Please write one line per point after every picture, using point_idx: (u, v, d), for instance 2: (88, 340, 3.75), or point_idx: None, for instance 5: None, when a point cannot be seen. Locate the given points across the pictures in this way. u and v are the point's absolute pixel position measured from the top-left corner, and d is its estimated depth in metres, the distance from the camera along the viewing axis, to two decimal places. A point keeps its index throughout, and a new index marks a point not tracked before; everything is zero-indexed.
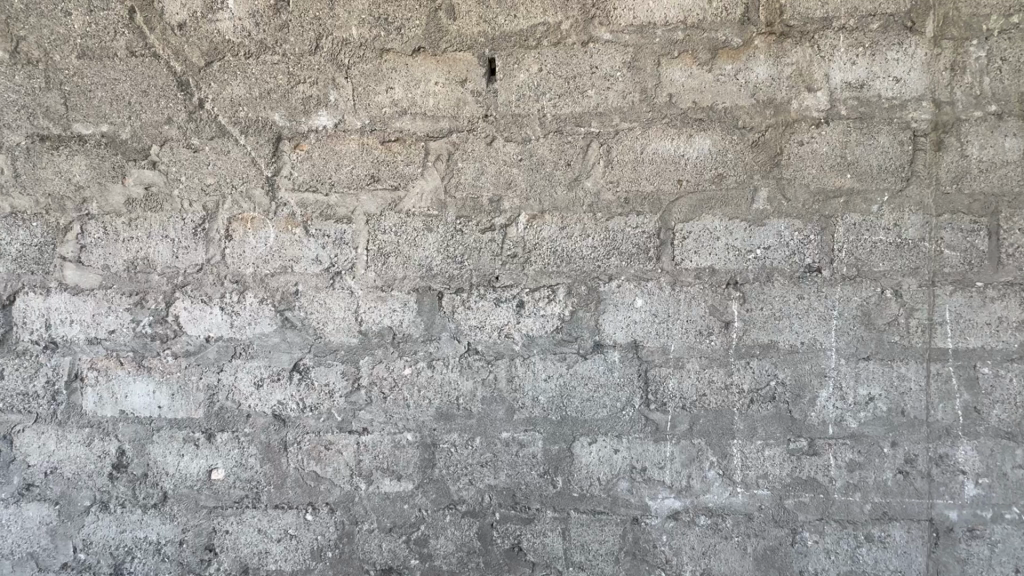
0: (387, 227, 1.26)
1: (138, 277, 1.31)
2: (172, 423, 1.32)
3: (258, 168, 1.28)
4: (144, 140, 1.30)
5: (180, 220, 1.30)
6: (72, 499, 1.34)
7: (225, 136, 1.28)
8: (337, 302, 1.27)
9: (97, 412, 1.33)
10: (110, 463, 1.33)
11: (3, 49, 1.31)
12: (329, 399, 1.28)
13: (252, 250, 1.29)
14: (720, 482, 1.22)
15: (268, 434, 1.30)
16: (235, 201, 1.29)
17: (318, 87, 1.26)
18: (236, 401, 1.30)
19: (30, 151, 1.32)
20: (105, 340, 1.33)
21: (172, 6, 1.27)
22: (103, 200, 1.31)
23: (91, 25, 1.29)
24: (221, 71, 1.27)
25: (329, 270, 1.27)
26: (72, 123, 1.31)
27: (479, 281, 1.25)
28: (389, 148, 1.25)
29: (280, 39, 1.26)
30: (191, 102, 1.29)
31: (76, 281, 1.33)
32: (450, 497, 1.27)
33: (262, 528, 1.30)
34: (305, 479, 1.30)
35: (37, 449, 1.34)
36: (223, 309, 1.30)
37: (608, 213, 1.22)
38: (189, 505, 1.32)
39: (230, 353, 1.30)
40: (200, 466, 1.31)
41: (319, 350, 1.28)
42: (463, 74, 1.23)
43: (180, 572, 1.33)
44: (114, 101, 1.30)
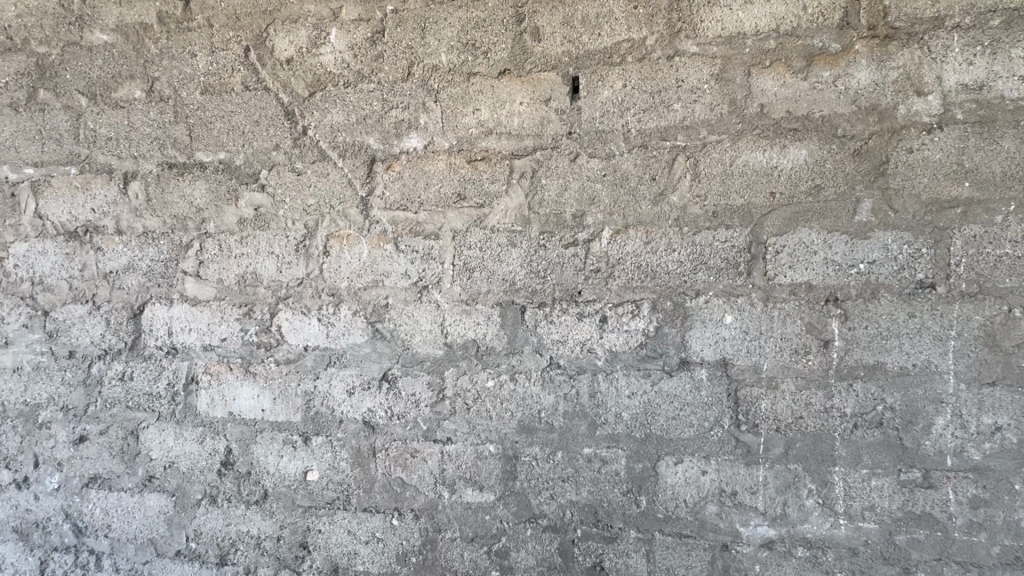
0: (473, 243, 1.30)
1: (247, 290, 1.44)
2: (273, 426, 1.42)
3: (354, 188, 1.36)
4: (255, 165, 1.43)
5: (284, 238, 1.41)
6: (185, 492, 1.47)
7: (326, 159, 1.38)
8: (424, 315, 1.33)
9: (209, 412, 1.46)
10: (219, 460, 1.45)
11: (141, 89, 1.49)
12: (415, 408, 1.33)
13: (347, 265, 1.37)
14: (820, 512, 1.15)
15: (359, 440, 1.37)
16: (333, 219, 1.38)
17: (409, 111, 1.33)
18: (330, 407, 1.38)
19: (160, 178, 1.48)
20: (218, 347, 1.46)
21: (282, 43, 1.40)
22: (219, 220, 1.45)
23: (213, 65, 1.45)
24: (322, 100, 1.38)
25: (417, 284, 1.33)
26: (195, 151, 1.46)
27: (562, 295, 1.26)
28: (475, 167, 1.30)
29: (376, 68, 1.35)
30: (296, 130, 1.40)
31: (194, 294, 1.47)
32: (531, 511, 1.28)
33: (351, 529, 1.37)
34: (392, 485, 1.35)
35: (158, 444, 1.49)
36: (320, 321, 1.39)
37: (695, 227, 1.20)
38: (286, 503, 1.41)
39: (326, 361, 1.39)
40: (297, 466, 1.40)
41: (407, 361, 1.34)
42: (547, 93, 1.26)
43: (277, 567, 1.41)
44: (231, 131, 1.44)
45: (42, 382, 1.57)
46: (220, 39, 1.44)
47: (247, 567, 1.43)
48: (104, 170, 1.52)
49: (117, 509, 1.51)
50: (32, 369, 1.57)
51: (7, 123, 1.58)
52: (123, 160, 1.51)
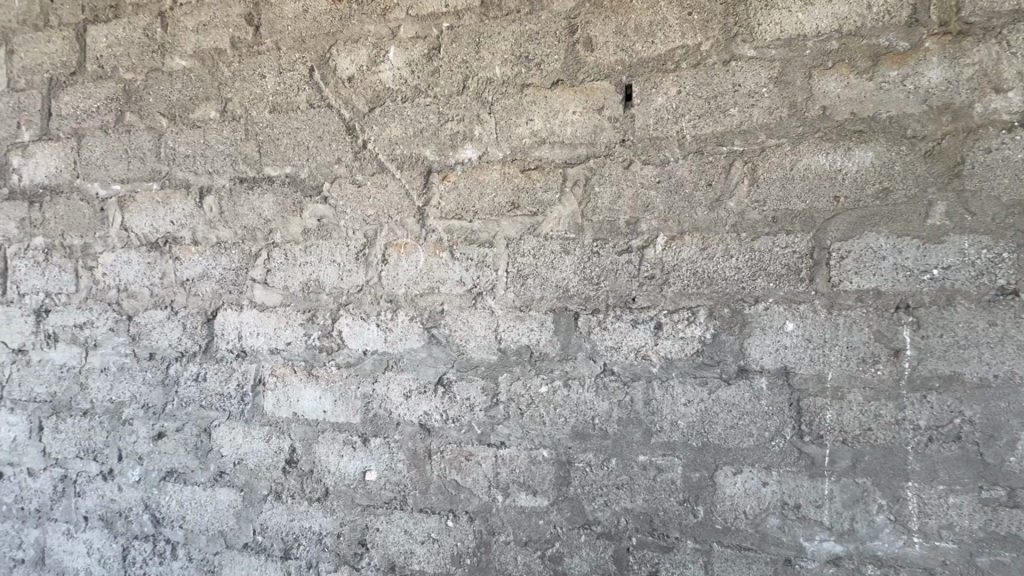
0: (526, 250, 1.32)
1: (310, 296, 1.51)
2: (334, 426, 1.48)
3: (411, 199, 1.42)
4: (318, 178, 1.51)
5: (345, 247, 1.48)
6: (253, 487, 1.56)
7: (384, 171, 1.44)
8: (479, 321, 1.36)
9: (275, 412, 1.54)
10: (284, 458, 1.53)
11: (215, 110, 1.60)
12: (470, 412, 1.37)
13: (405, 273, 1.42)
14: (892, 529, 1.10)
15: (415, 442, 1.41)
16: (391, 229, 1.44)
17: (464, 123, 1.37)
18: (388, 409, 1.43)
19: (232, 191, 1.59)
20: (283, 351, 1.54)
21: (344, 62, 1.48)
22: (285, 230, 1.54)
23: (280, 85, 1.54)
24: (381, 115, 1.44)
25: (471, 291, 1.36)
26: (263, 166, 1.56)
27: (616, 302, 1.26)
28: (529, 176, 1.32)
29: (432, 83, 1.40)
30: (356, 144, 1.47)
31: (262, 300, 1.56)
32: (585, 517, 1.28)
33: (408, 529, 1.41)
34: (447, 487, 1.38)
35: (228, 442, 1.58)
36: (379, 326, 1.44)
37: (753, 233, 1.18)
38: (346, 501, 1.47)
39: (384, 365, 1.44)
40: (357, 466, 1.46)
41: (461, 365, 1.37)
42: (600, 101, 1.28)
43: (337, 563, 1.47)
44: (296, 146, 1.53)
45: (126, 382, 1.70)
46: (287, 60, 1.53)
47: (309, 562, 1.49)
48: (182, 185, 1.64)
49: (191, 502, 1.62)
50: (118, 370, 1.71)
51: (99, 144, 1.73)
52: (198, 176, 1.62)
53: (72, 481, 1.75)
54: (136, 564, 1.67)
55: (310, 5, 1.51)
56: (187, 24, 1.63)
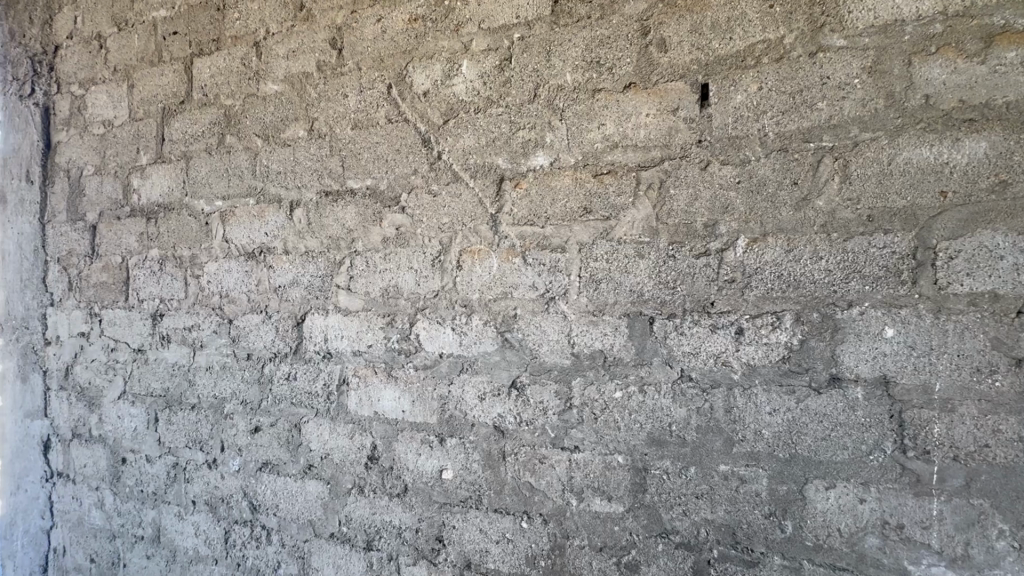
0: (600, 255, 1.32)
1: (389, 302, 1.59)
2: (413, 426, 1.55)
3: (484, 206, 1.45)
4: (396, 189, 1.58)
5: (422, 254, 1.54)
6: (338, 481, 1.66)
7: (458, 181, 1.49)
8: (552, 325, 1.37)
9: (358, 411, 1.63)
10: (366, 454, 1.61)
11: (304, 129, 1.73)
12: (543, 415, 1.38)
13: (479, 279, 1.46)
14: (1015, 557, 1.01)
15: (489, 443, 1.44)
16: (465, 236, 1.48)
17: (536, 131, 1.40)
18: (463, 410, 1.48)
19: (318, 204, 1.71)
20: (365, 353, 1.63)
21: (420, 78, 1.55)
22: (366, 239, 1.63)
23: (361, 103, 1.64)
24: (455, 126, 1.49)
25: (544, 296, 1.38)
26: (346, 179, 1.66)
27: (694, 306, 1.23)
28: (602, 181, 1.32)
29: (504, 93, 1.43)
30: (432, 155, 1.53)
31: (346, 305, 1.66)
32: (662, 525, 1.26)
33: (483, 528, 1.44)
34: (521, 489, 1.41)
35: (316, 437, 1.70)
36: (454, 330, 1.49)
37: (846, 232, 1.11)
38: (424, 498, 1.53)
39: (460, 368, 1.48)
40: (434, 465, 1.51)
41: (535, 369, 1.39)
42: (675, 102, 1.25)
43: (415, 557, 1.53)
44: (376, 160, 1.61)
45: (227, 379, 1.86)
46: (367, 79, 1.63)
47: (390, 554, 1.57)
48: (275, 200, 1.78)
49: (284, 492, 1.75)
50: (220, 368, 1.88)
51: (204, 165, 1.92)
52: (289, 190, 1.76)
53: (183, 468, 1.94)
54: (236, 546, 1.83)
55: (388, 26, 1.59)
56: (278, 52, 1.78)
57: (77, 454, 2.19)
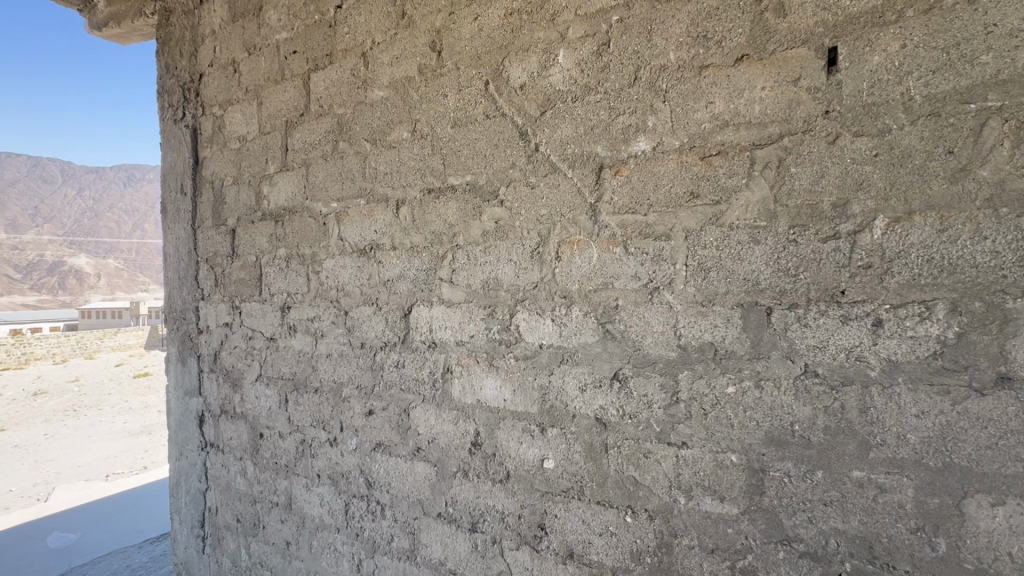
0: (709, 242, 1.25)
1: (490, 293, 1.62)
2: (514, 415, 1.57)
3: (583, 196, 1.43)
4: (495, 183, 1.60)
5: (521, 246, 1.55)
6: (445, 464, 1.74)
7: (556, 171, 1.48)
8: (656, 317, 1.33)
9: (461, 398, 1.70)
10: (470, 440, 1.67)
11: (407, 131, 1.82)
12: (648, 408, 1.34)
13: (578, 269, 1.44)
14: None
15: (591, 435, 1.43)
16: (564, 227, 1.47)
17: (637, 115, 1.35)
18: (564, 401, 1.48)
19: (421, 201, 1.79)
20: (467, 343, 1.68)
21: (516, 72, 1.56)
22: (466, 233, 1.67)
23: (460, 101, 1.69)
24: (553, 117, 1.49)
25: (647, 286, 1.34)
26: (447, 176, 1.72)
27: (820, 295, 1.13)
28: (710, 163, 1.25)
29: (603, 79, 1.40)
30: (529, 147, 1.53)
31: (448, 297, 1.72)
32: (783, 532, 1.17)
33: (586, 519, 1.44)
34: (625, 482, 1.38)
35: (423, 422, 1.79)
36: (554, 321, 1.49)
37: (1019, 207, 0.96)
38: (526, 485, 1.55)
39: (560, 358, 1.48)
40: (535, 454, 1.53)
41: (638, 362, 1.36)
42: (796, 71, 1.14)
43: (518, 542, 1.57)
44: (475, 156, 1.65)
45: (345, 366, 2.04)
46: (465, 78, 1.67)
47: (493, 537, 1.62)
48: (383, 199, 1.90)
49: (395, 471, 1.88)
50: (338, 356, 2.06)
51: (321, 170, 2.10)
52: (396, 190, 1.86)
53: (309, 445, 2.16)
54: (355, 518, 2.00)
55: (484, 23, 1.62)
56: (384, 60, 1.89)
57: (225, 428, 2.53)
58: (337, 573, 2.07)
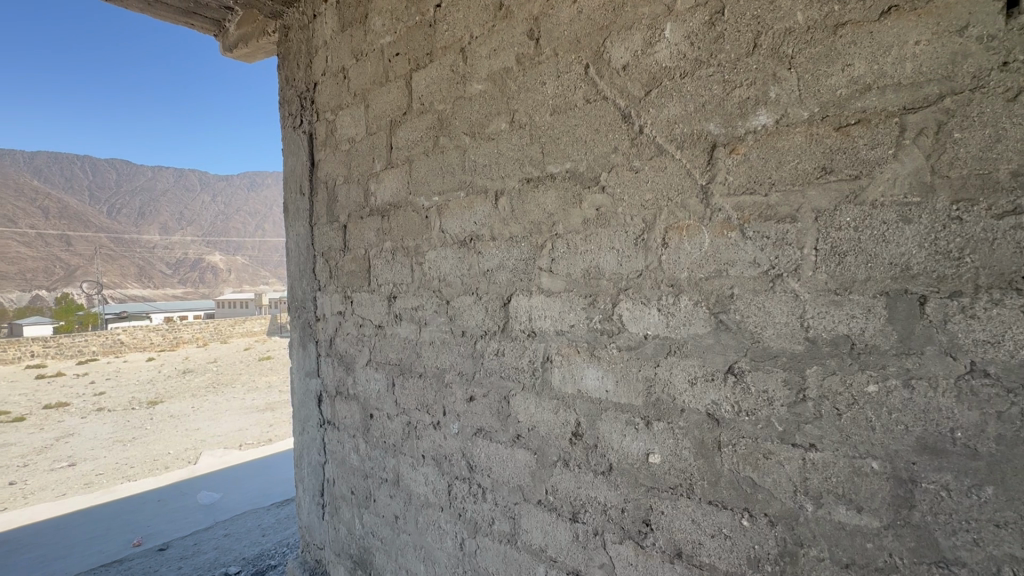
0: (845, 222, 1.12)
1: (591, 282, 1.59)
2: (617, 406, 1.54)
3: (693, 178, 1.34)
4: (596, 170, 1.56)
5: (624, 233, 1.49)
6: (545, 452, 1.74)
7: (663, 153, 1.40)
8: (778, 306, 1.22)
9: (562, 388, 1.69)
10: (571, 430, 1.66)
11: (505, 122, 1.84)
12: (768, 406, 1.24)
13: (688, 256, 1.36)
14: None
15: (702, 431, 1.35)
16: (672, 212, 1.39)
17: (756, 87, 1.24)
18: (672, 394, 1.41)
19: (520, 191, 1.79)
20: (567, 332, 1.67)
21: (619, 52, 1.50)
22: (566, 222, 1.65)
23: (559, 88, 1.66)
24: (659, 97, 1.41)
25: (768, 273, 1.23)
26: (546, 165, 1.70)
27: (991, 281, 0.98)
28: (847, 133, 1.11)
29: (716, 50, 1.30)
30: (633, 130, 1.46)
31: (548, 286, 1.71)
32: (939, 553, 1.04)
33: (696, 519, 1.37)
34: (741, 484, 1.29)
35: (523, 410, 1.81)
36: (660, 310, 1.42)
37: None
38: (630, 479, 1.51)
39: (667, 350, 1.42)
40: (640, 447, 1.48)
41: (757, 355, 1.26)
42: (963, 18, 0.98)
43: (622, 536, 1.53)
44: (575, 143, 1.61)
45: (447, 353, 2.12)
46: (564, 64, 1.64)
47: (595, 529, 1.60)
48: (482, 191, 1.94)
49: (496, 457, 1.92)
50: (440, 343, 2.14)
51: (424, 166, 2.19)
52: (494, 181, 1.89)
53: (415, 427, 2.29)
54: (458, 499, 2.09)
55: (584, 5, 1.58)
56: (482, 53, 1.91)
57: (340, 408, 2.76)
58: (441, 549, 2.18)
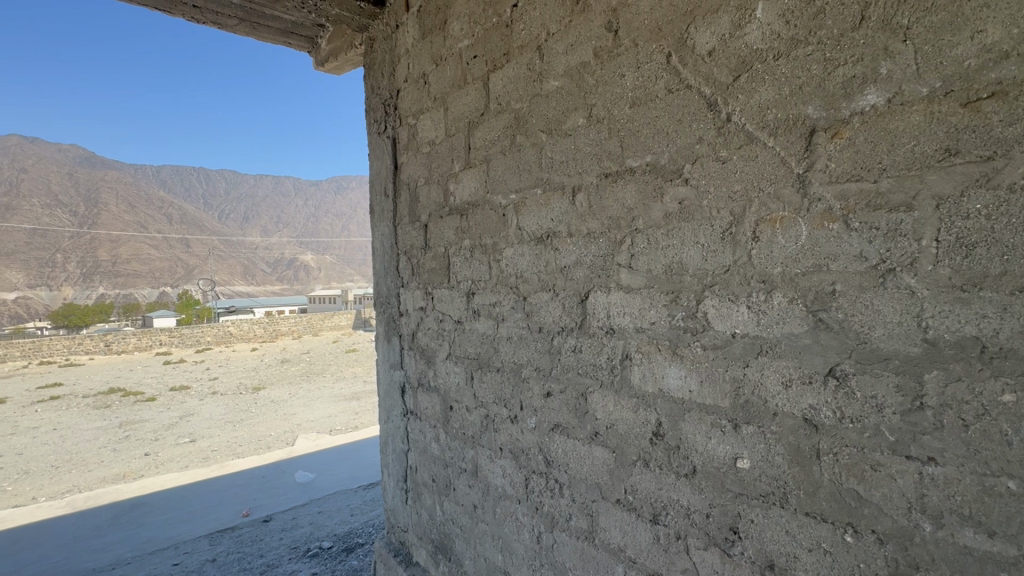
0: (974, 210, 1.00)
1: (674, 279, 1.54)
2: (702, 407, 1.48)
3: (789, 166, 1.26)
4: (678, 162, 1.51)
5: (709, 227, 1.43)
6: (624, 451, 1.72)
7: (753, 142, 1.32)
8: (890, 304, 1.11)
9: (642, 386, 1.65)
10: (652, 430, 1.62)
11: (583, 117, 1.82)
12: (877, 413, 1.14)
13: (782, 250, 1.28)
14: None
15: (798, 438, 1.27)
16: (763, 203, 1.31)
17: (864, 64, 1.13)
18: (763, 397, 1.34)
19: (597, 186, 1.77)
20: (648, 330, 1.63)
21: (704, 37, 1.43)
22: (647, 217, 1.61)
23: (639, 79, 1.62)
24: (749, 81, 1.33)
25: (878, 268, 1.12)
26: (625, 159, 1.67)
27: None
28: (977, 110, 0.99)
29: (816, 27, 1.20)
30: (719, 118, 1.39)
31: (627, 283, 1.68)
32: None
33: (791, 531, 1.29)
34: (844, 496, 1.19)
35: (601, 407, 1.80)
36: (750, 308, 1.35)
37: None
38: (716, 483, 1.44)
39: (758, 350, 1.34)
40: (727, 451, 1.41)
41: (863, 357, 1.16)
42: None
43: (706, 542, 1.47)
44: (656, 135, 1.57)
45: (524, 349, 2.15)
46: (644, 53, 1.59)
47: (678, 533, 1.55)
48: (559, 187, 1.93)
49: (573, 453, 1.92)
50: (518, 339, 2.18)
51: (501, 165, 2.23)
52: (571, 177, 1.88)
53: (492, 420, 2.35)
54: (535, 492, 2.11)
55: None
56: (559, 49, 1.91)
57: (422, 399, 2.90)
58: (519, 540, 2.22)
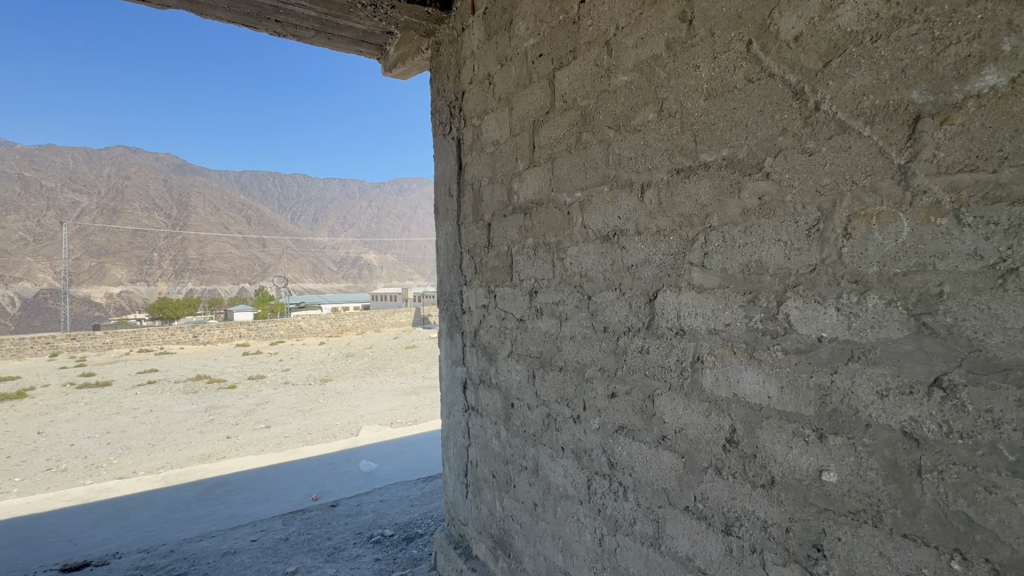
0: None
1: (751, 278, 1.46)
2: (782, 415, 1.39)
3: (888, 156, 1.16)
4: (759, 155, 1.43)
5: (793, 224, 1.35)
6: (694, 457, 1.65)
7: (846, 131, 1.23)
8: (1011, 308, 1.00)
9: (714, 390, 1.59)
10: (725, 436, 1.55)
11: (653, 112, 1.77)
12: (992, 430, 1.02)
13: (878, 248, 1.18)
14: None
15: (896, 452, 1.16)
16: (857, 197, 1.22)
17: (981, 42, 1.02)
18: (854, 406, 1.24)
19: (668, 183, 1.72)
20: (721, 331, 1.56)
21: (790, 22, 1.35)
22: (722, 213, 1.54)
23: (715, 70, 1.55)
24: (841, 67, 1.24)
25: (996, 268, 1.01)
26: (699, 154, 1.61)
27: None
28: None
29: (922, 4, 1.10)
30: (806, 108, 1.30)
31: (700, 282, 1.62)
32: None
33: (885, 553, 1.19)
34: (951, 519, 1.08)
35: (669, 411, 1.74)
36: (839, 310, 1.25)
37: None
38: (797, 496, 1.36)
39: (848, 356, 1.25)
40: (811, 463, 1.32)
41: (976, 367, 1.04)
42: None
43: (785, 558, 1.39)
44: (733, 127, 1.49)
45: (588, 348, 2.12)
46: (721, 43, 1.52)
47: (753, 545, 1.48)
48: (627, 184, 1.89)
49: (639, 456, 1.87)
50: (581, 338, 2.16)
51: (566, 163, 2.22)
52: (640, 173, 1.84)
53: (554, 419, 2.34)
54: (598, 494, 2.09)
55: None
56: (629, 43, 1.87)
57: (483, 395, 2.94)
58: (580, 541, 2.19)
